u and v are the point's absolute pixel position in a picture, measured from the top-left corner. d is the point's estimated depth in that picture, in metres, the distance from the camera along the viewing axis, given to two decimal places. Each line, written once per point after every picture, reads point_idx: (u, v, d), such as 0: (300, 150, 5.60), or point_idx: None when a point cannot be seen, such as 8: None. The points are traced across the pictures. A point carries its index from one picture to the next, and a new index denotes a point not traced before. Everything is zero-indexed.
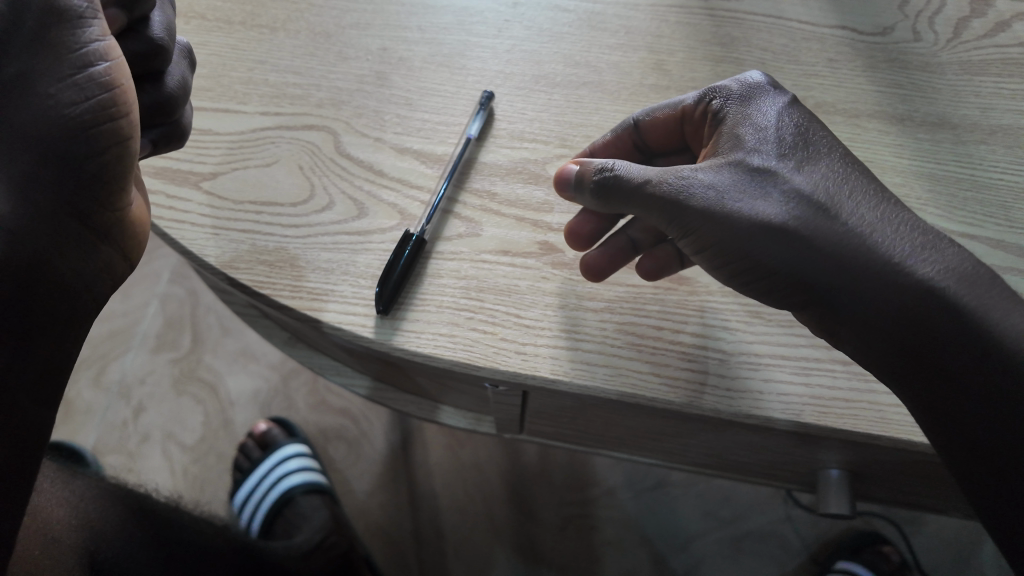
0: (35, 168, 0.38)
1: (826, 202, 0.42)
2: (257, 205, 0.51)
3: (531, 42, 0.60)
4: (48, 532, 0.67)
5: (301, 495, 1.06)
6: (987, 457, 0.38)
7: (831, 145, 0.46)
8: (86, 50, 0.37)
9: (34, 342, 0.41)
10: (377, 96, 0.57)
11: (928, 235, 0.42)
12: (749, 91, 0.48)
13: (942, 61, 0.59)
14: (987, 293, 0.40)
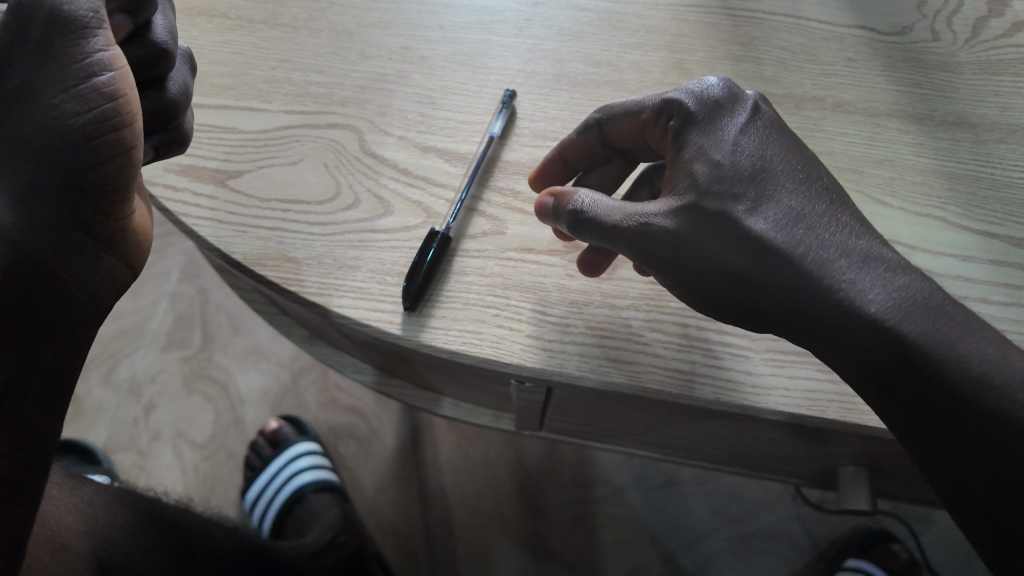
0: (37, 177, 0.38)
1: (785, 244, 0.43)
2: (284, 203, 0.52)
3: (551, 41, 0.60)
4: (57, 540, 0.68)
5: (311, 493, 1.06)
6: (971, 468, 0.39)
7: (789, 168, 0.45)
8: (90, 60, 0.37)
9: (39, 351, 0.41)
10: (400, 95, 0.57)
11: (885, 265, 0.42)
12: (706, 111, 0.46)
13: (960, 61, 0.60)
14: (939, 325, 0.40)
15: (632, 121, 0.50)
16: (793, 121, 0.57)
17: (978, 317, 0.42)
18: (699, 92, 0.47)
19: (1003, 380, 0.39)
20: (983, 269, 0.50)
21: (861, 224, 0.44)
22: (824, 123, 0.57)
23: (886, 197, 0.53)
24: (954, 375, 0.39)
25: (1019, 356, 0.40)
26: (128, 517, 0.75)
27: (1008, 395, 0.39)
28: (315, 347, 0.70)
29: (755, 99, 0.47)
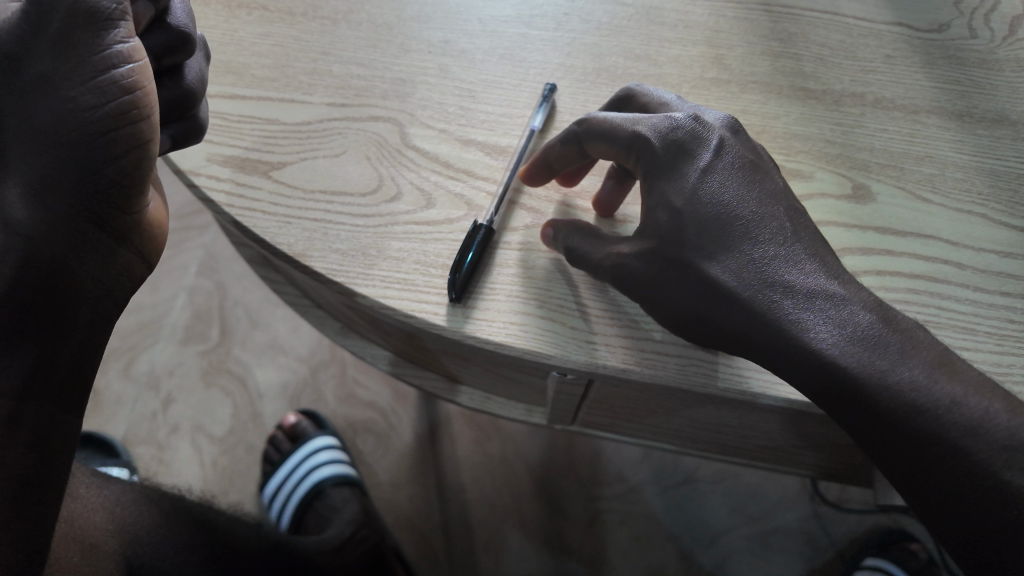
0: (54, 170, 0.38)
1: (736, 289, 0.44)
2: (327, 194, 0.52)
3: (590, 36, 0.60)
4: (84, 539, 0.69)
5: (332, 488, 1.06)
6: (955, 484, 0.40)
7: (741, 207, 0.46)
8: (108, 52, 0.36)
9: (51, 345, 0.43)
10: (440, 88, 0.57)
11: (829, 302, 0.43)
12: (665, 153, 0.47)
13: (999, 58, 0.60)
14: (879, 360, 0.41)
15: (607, 146, 0.48)
16: (833, 117, 0.57)
17: (924, 341, 0.43)
18: (662, 129, 0.47)
19: (931, 406, 0.40)
20: None
21: (810, 258, 0.45)
22: (864, 119, 0.57)
23: (928, 193, 0.53)
24: (888, 406, 0.41)
25: (950, 378, 0.41)
26: (156, 518, 0.75)
27: (936, 419, 0.40)
28: (347, 339, 0.70)
29: (715, 134, 0.48)
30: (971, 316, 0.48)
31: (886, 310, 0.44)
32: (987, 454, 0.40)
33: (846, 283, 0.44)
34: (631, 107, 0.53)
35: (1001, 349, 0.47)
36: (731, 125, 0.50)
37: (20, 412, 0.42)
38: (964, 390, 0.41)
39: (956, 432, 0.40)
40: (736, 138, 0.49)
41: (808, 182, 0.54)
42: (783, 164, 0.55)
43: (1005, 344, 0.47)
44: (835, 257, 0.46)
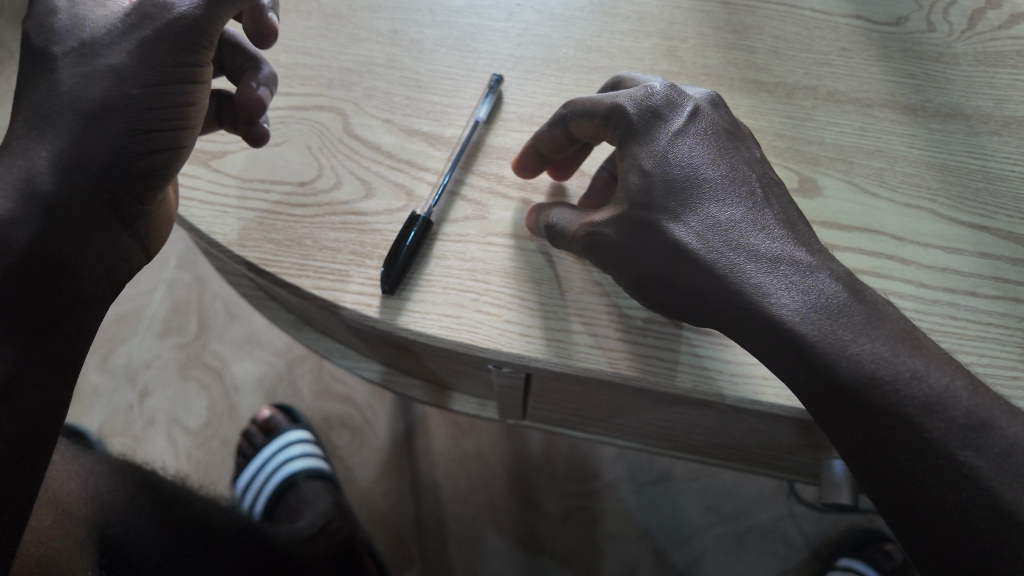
0: (117, 148, 0.44)
1: (701, 252, 0.43)
2: (266, 183, 0.52)
3: (543, 26, 0.60)
4: (59, 505, 0.67)
5: (304, 481, 1.06)
6: (905, 480, 0.38)
7: (712, 174, 0.45)
8: (190, 68, 0.45)
9: (50, 324, 0.42)
10: (387, 78, 0.57)
11: (794, 268, 0.42)
12: (639, 116, 0.46)
13: (957, 52, 0.58)
14: (839, 326, 0.40)
15: (587, 121, 0.48)
16: (785, 110, 0.56)
17: (892, 317, 0.42)
18: (637, 96, 0.47)
19: (893, 378, 0.39)
20: (972, 261, 0.49)
21: (779, 225, 0.44)
22: (815, 112, 0.56)
23: (877, 187, 0.53)
24: (850, 377, 0.39)
25: (913, 351, 0.40)
26: (128, 489, 0.72)
27: (896, 393, 0.38)
28: (301, 332, 0.69)
29: (690, 104, 0.47)
30: (913, 312, 0.48)
31: (853, 282, 0.42)
32: (943, 434, 0.38)
33: (816, 252, 0.43)
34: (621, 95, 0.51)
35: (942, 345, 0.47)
36: (713, 101, 0.49)
37: (18, 384, 0.41)
38: (928, 364, 0.39)
39: (915, 407, 0.38)
40: (715, 110, 0.48)
41: None
42: None
43: (946, 341, 0.47)
44: (810, 231, 0.45)
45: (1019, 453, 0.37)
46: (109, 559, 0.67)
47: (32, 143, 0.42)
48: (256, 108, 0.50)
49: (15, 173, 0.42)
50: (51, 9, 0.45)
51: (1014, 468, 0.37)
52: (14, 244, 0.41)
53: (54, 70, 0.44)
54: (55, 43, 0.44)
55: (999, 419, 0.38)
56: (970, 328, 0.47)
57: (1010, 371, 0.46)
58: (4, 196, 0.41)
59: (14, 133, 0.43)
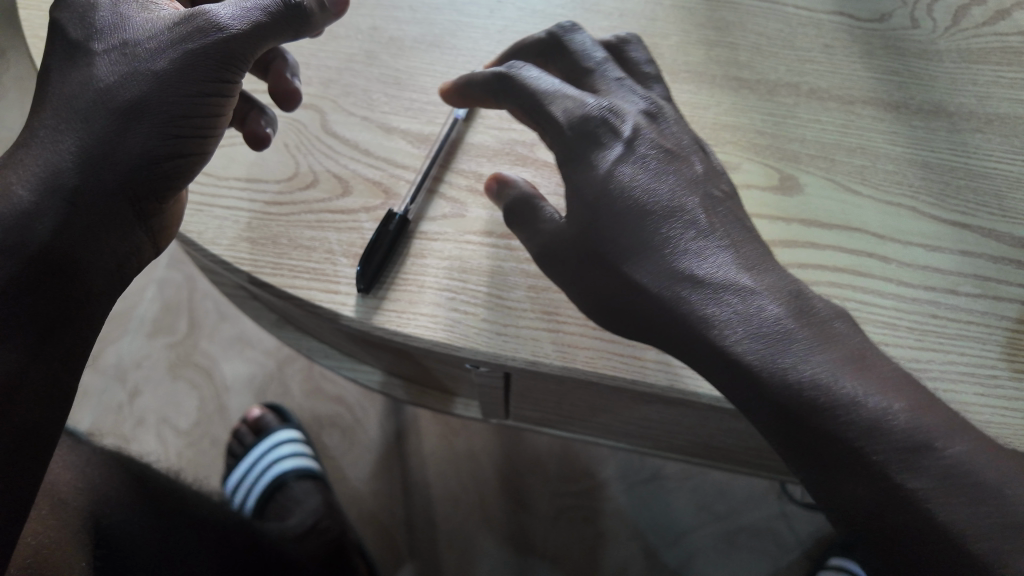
0: (149, 149, 0.44)
1: (644, 280, 0.43)
2: (242, 181, 0.52)
3: (524, 23, 0.59)
4: (55, 495, 0.64)
5: (293, 481, 1.05)
6: (858, 506, 0.37)
7: (653, 196, 0.45)
8: (228, 83, 0.46)
9: (59, 316, 0.41)
10: (366, 75, 0.56)
11: (736, 292, 0.41)
12: (574, 136, 0.46)
13: (940, 49, 0.58)
14: (778, 350, 0.39)
15: (522, 113, 0.48)
16: (767, 107, 0.56)
17: (840, 334, 0.41)
18: (573, 112, 0.46)
19: (834, 403, 0.38)
20: (953, 260, 0.49)
21: (723, 245, 0.44)
22: (797, 109, 0.55)
23: (858, 185, 0.52)
24: (792, 404, 0.38)
25: (856, 374, 0.39)
26: (125, 483, 0.70)
27: (837, 419, 0.38)
28: (283, 331, 0.69)
29: (627, 125, 0.47)
30: (892, 311, 0.47)
31: (798, 299, 0.42)
32: (884, 458, 0.37)
33: (758, 271, 0.43)
34: (560, 57, 0.51)
35: (921, 344, 0.46)
36: (652, 110, 0.50)
37: (26, 380, 0.40)
38: (871, 388, 0.38)
39: (858, 433, 0.37)
40: (652, 125, 0.48)
41: (734, 173, 0.53)
42: None
43: (924, 340, 0.46)
44: (759, 249, 0.45)
45: (961, 474, 0.36)
46: (106, 550, 0.65)
47: (59, 134, 0.42)
48: (295, 99, 0.52)
49: (39, 163, 0.41)
50: (91, 2, 0.45)
51: (957, 492, 0.36)
52: (36, 235, 0.40)
53: (90, 65, 0.43)
54: (95, 39, 0.44)
55: (940, 439, 0.37)
56: (950, 327, 0.47)
57: (988, 372, 0.45)
58: (24, 184, 0.41)
59: (41, 122, 0.43)
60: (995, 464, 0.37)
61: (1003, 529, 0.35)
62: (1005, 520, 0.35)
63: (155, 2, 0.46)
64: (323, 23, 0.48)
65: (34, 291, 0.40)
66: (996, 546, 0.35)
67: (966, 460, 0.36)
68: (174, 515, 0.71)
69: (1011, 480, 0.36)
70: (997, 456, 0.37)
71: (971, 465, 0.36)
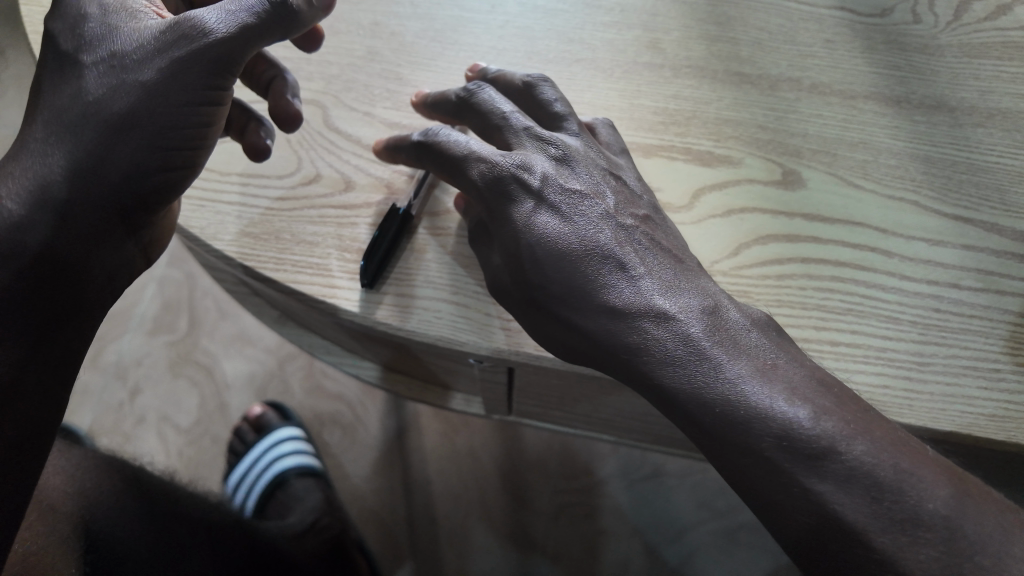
0: (136, 162, 0.43)
1: (570, 316, 0.43)
2: (244, 176, 0.52)
3: (524, 18, 0.59)
4: (43, 502, 0.65)
5: (295, 478, 1.05)
6: (791, 523, 0.38)
7: (567, 230, 0.44)
8: (216, 93, 0.45)
9: (53, 324, 0.42)
10: (367, 71, 0.56)
11: (650, 316, 0.42)
12: (490, 199, 0.45)
13: (941, 44, 0.58)
14: (690, 372, 0.40)
15: (446, 173, 0.47)
16: (768, 101, 0.56)
17: (753, 345, 0.41)
18: (485, 172, 0.45)
19: (744, 420, 0.38)
20: (955, 253, 0.49)
21: (637, 265, 0.44)
22: (799, 104, 0.56)
23: (860, 179, 0.52)
24: (712, 423, 0.39)
25: (763, 387, 0.39)
26: (117, 487, 0.70)
27: (750, 434, 0.38)
28: (285, 328, 0.68)
29: (539, 175, 0.45)
30: (896, 305, 0.47)
31: (711, 312, 0.42)
32: (794, 469, 0.37)
33: (671, 288, 0.43)
34: (472, 113, 0.50)
35: (924, 338, 0.46)
36: (566, 153, 0.48)
37: (22, 385, 0.41)
38: (778, 397, 0.39)
39: (770, 445, 0.38)
40: (567, 165, 0.47)
41: (736, 168, 0.53)
42: (711, 151, 0.54)
43: (927, 333, 0.47)
44: (675, 262, 0.45)
45: (864, 474, 0.37)
46: (95, 556, 0.65)
47: (48, 147, 0.42)
48: (293, 120, 0.51)
49: (29, 176, 0.42)
50: (82, 13, 0.44)
51: (861, 491, 0.36)
52: (28, 246, 0.41)
53: (80, 77, 0.43)
54: (84, 50, 0.43)
55: (841, 442, 0.37)
56: (952, 320, 0.47)
57: (992, 365, 0.45)
58: (14, 198, 0.41)
59: (32, 134, 0.43)
60: (901, 461, 0.37)
61: (907, 524, 0.36)
62: (903, 516, 0.36)
63: (142, 11, 0.45)
64: (313, 21, 0.46)
65: (28, 302, 0.41)
66: (902, 541, 0.35)
67: (868, 458, 0.37)
68: (168, 515, 0.70)
69: (910, 473, 0.37)
70: (902, 450, 0.38)
71: (874, 464, 0.37)
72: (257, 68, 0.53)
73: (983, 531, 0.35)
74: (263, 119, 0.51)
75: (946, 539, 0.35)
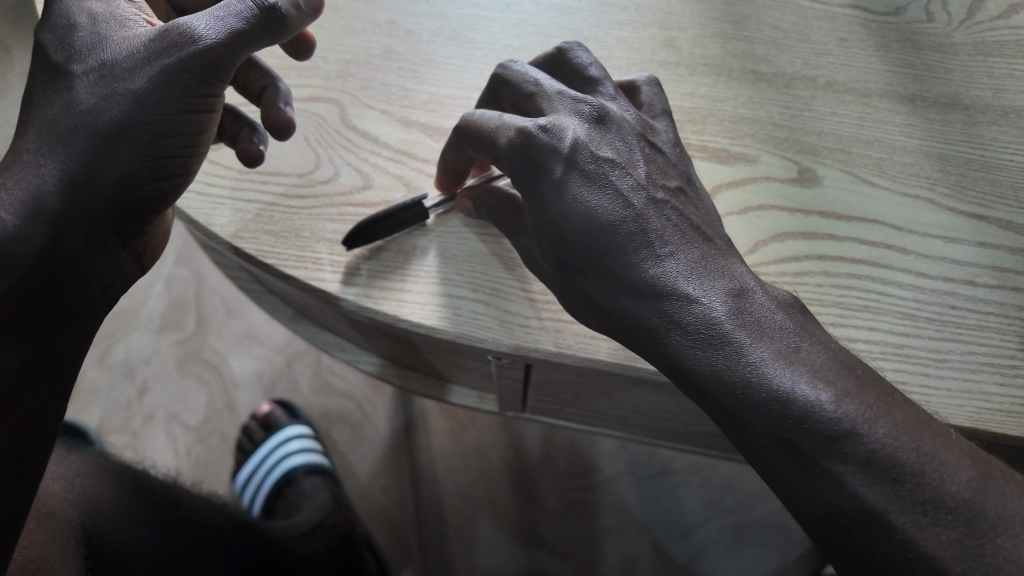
0: (128, 171, 0.43)
1: (596, 294, 0.43)
2: (263, 175, 0.52)
3: (540, 17, 0.59)
4: (42, 508, 0.64)
5: (303, 476, 1.05)
6: (810, 505, 0.38)
7: (597, 208, 0.44)
8: (206, 100, 0.44)
9: (48, 333, 0.42)
10: (384, 69, 0.57)
11: (674, 297, 0.41)
12: (520, 167, 0.45)
13: (955, 42, 0.58)
14: (712, 355, 0.39)
15: (480, 150, 0.46)
16: (783, 99, 0.56)
17: (777, 328, 0.41)
18: (515, 139, 0.45)
19: (764, 402, 0.38)
20: (970, 250, 0.49)
21: (665, 245, 0.43)
22: (814, 102, 0.56)
23: (876, 177, 0.53)
24: (732, 407, 0.39)
25: (786, 370, 0.39)
26: (120, 491, 0.70)
27: (770, 416, 0.38)
28: (299, 325, 0.68)
29: (568, 141, 0.45)
30: (912, 302, 0.48)
31: (737, 294, 0.42)
32: (812, 451, 0.38)
33: (698, 268, 0.42)
34: (506, 91, 0.49)
35: (940, 334, 0.47)
36: (600, 114, 0.47)
37: (20, 394, 0.41)
38: (800, 381, 0.38)
39: (789, 427, 0.38)
40: (599, 131, 0.47)
41: (752, 166, 0.53)
42: (728, 148, 0.54)
43: (944, 330, 0.47)
44: (703, 242, 0.44)
45: (884, 458, 0.37)
46: (95, 562, 0.64)
47: (41, 158, 0.42)
48: (286, 128, 0.51)
49: (22, 187, 0.42)
50: (71, 22, 0.44)
51: (881, 475, 0.37)
52: (21, 257, 0.41)
53: (71, 88, 0.43)
54: (75, 61, 0.43)
55: (863, 425, 0.37)
56: (968, 317, 0.47)
57: (1009, 361, 0.46)
58: (8, 209, 0.41)
59: (24, 145, 0.43)
60: (922, 447, 0.37)
61: (928, 508, 0.36)
62: (924, 498, 0.36)
63: (132, 19, 0.45)
64: (302, 25, 0.45)
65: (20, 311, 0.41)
66: (921, 523, 0.36)
67: (889, 442, 0.37)
68: (173, 519, 0.70)
69: (932, 457, 0.37)
70: (923, 433, 0.38)
71: (896, 447, 0.37)
72: (249, 78, 0.52)
73: (1005, 514, 0.36)
74: (255, 127, 0.50)
75: (964, 522, 0.36)
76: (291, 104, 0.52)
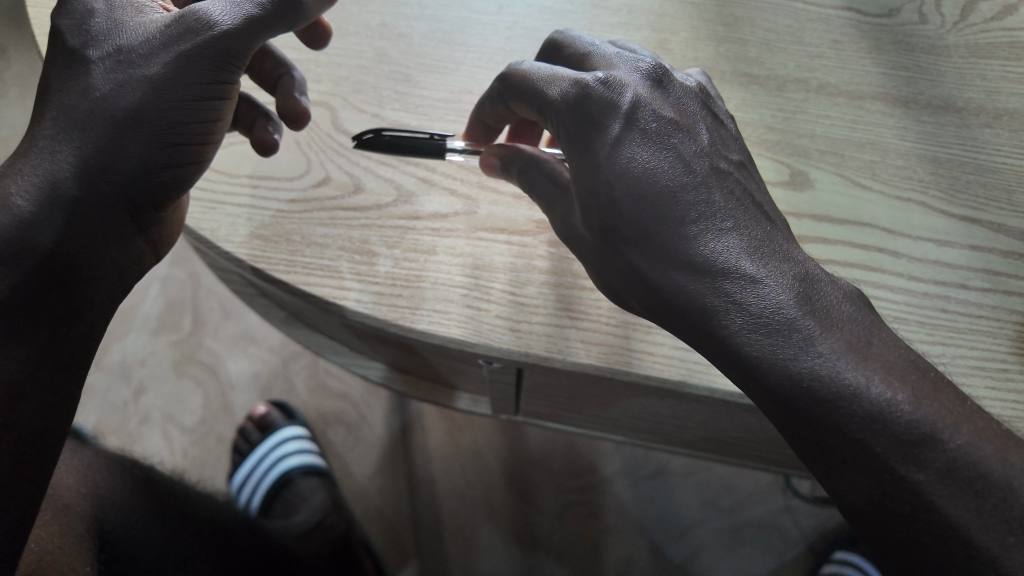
0: (145, 158, 0.43)
1: (650, 268, 0.41)
2: (255, 179, 0.52)
3: (532, 19, 0.59)
4: (56, 500, 0.63)
5: (298, 477, 1.05)
6: (871, 502, 0.37)
7: (658, 180, 0.42)
8: (220, 86, 0.45)
9: (65, 327, 0.42)
10: (375, 72, 0.56)
11: (739, 279, 0.39)
12: (574, 122, 0.44)
13: (948, 44, 0.58)
14: (779, 343, 0.37)
15: (525, 105, 0.47)
16: (775, 103, 0.56)
17: (845, 318, 0.39)
18: (569, 91, 0.44)
19: (833, 396, 0.36)
20: (963, 254, 0.49)
21: (730, 226, 0.41)
22: (806, 105, 0.56)
23: (867, 180, 0.53)
24: (793, 398, 0.37)
25: (860, 363, 0.37)
26: (130, 487, 0.69)
27: (836, 411, 0.36)
28: (292, 329, 0.68)
29: (627, 97, 0.44)
30: (904, 306, 0.48)
31: (806, 283, 0.39)
32: (884, 450, 0.36)
33: (765, 251, 0.40)
34: (558, 57, 0.50)
35: (932, 338, 0.46)
36: (658, 75, 0.47)
37: (33, 381, 0.40)
38: (873, 377, 0.37)
39: (857, 423, 0.36)
40: (657, 95, 0.46)
41: None
42: None
43: (936, 334, 0.47)
44: (767, 223, 0.42)
45: (963, 466, 0.36)
46: (108, 555, 0.64)
47: (57, 144, 0.41)
48: (302, 118, 0.51)
49: (39, 173, 0.41)
50: (87, 8, 0.44)
51: (962, 484, 0.35)
52: (36, 245, 0.40)
53: (88, 73, 0.42)
54: (91, 46, 0.43)
55: (943, 430, 0.36)
56: (960, 321, 0.47)
57: (1001, 365, 0.46)
58: (23, 195, 0.40)
59: (40, 131, 0.42)
60: (1000, 456, 0.36)
61: (1010, 521, 0.35)
62: (1010, 515, 0.35)
63: (149, 6, 0.45)
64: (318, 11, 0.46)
65: (34, 305, 0.40)
66: (1002, 539, 0.35)
67: (969, 449, 0.36)
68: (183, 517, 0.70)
69: (1015, 468, 0.36)
70: (1001, 443, 0.37)
71: (978, 455, 0.36)
72: (263, 66, 0.52)
73: None
74: (271, 116, 0.51)
75: None
76: (306, 92, 0.52)
